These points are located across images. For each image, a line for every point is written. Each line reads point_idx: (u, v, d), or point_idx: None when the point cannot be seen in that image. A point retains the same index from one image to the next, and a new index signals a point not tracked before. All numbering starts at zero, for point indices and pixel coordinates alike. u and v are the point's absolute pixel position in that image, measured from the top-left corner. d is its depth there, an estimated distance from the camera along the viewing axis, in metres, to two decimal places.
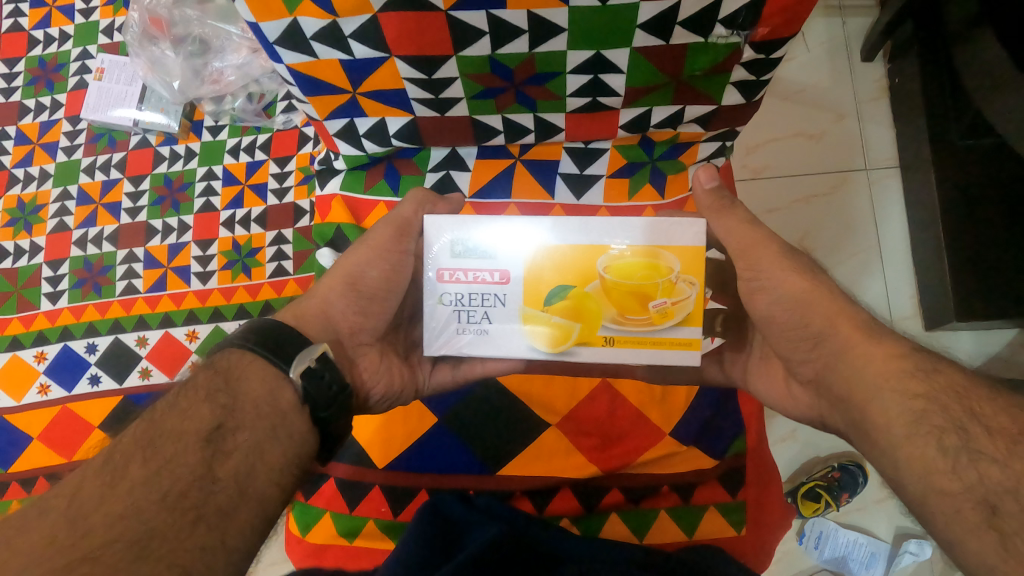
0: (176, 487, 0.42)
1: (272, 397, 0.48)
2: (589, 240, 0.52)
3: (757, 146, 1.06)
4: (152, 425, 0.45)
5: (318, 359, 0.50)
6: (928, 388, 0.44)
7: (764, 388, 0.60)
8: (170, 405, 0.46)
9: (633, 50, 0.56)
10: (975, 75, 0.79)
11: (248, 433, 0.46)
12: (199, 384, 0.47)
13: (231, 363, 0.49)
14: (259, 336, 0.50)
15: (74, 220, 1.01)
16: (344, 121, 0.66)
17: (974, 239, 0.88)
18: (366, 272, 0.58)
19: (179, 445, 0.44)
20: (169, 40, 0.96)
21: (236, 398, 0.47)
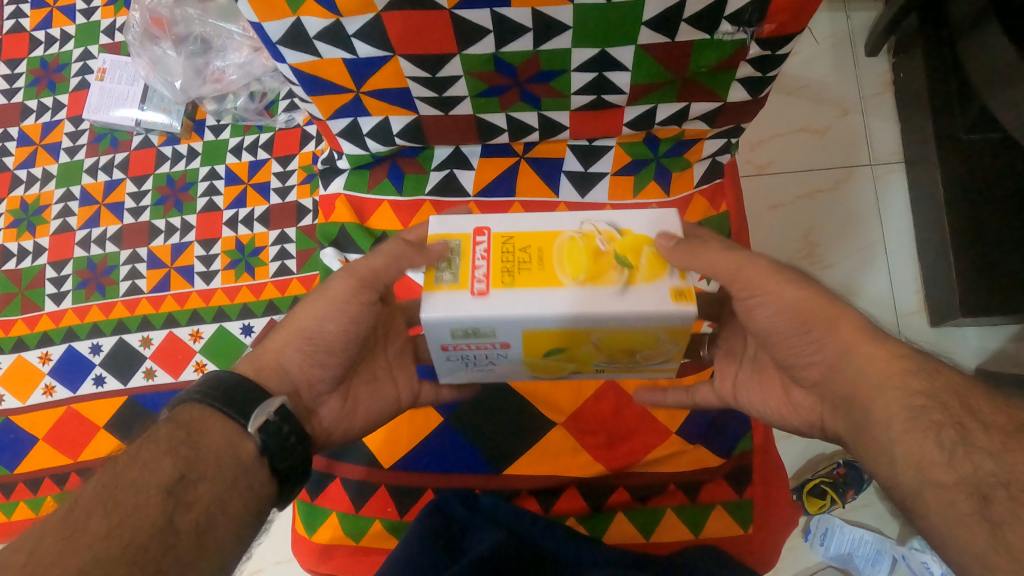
0: (136, 540, 0.41)
1: (234, 449, 0.48)
2: (586, 326, 0.50)
3: (760, 142, 1.06)
4: (114, 475, 0.44)
5: (275, 413, 0.50)
6: (930, 385, 0.44)
7: (760, 398, 0.59)
8: (130, 457, 0.45)
9: (638, 47, 0.55)
10: (979, 69, 0.78)
11: (210, 485, 0.46)
12: (162, 437, 0.47)
13: (193, 417, 0.48)
14: (220, 391, 0.49)
15: (77, 221, 1.01)
16: (347, 121, 0.66)
17: (978, 233, 0.88)
18: (323, 327, 0.56)
19: (140, 496, 0.43)
20: (170, 40, 0.96)
21: (198, 450, 0.47)
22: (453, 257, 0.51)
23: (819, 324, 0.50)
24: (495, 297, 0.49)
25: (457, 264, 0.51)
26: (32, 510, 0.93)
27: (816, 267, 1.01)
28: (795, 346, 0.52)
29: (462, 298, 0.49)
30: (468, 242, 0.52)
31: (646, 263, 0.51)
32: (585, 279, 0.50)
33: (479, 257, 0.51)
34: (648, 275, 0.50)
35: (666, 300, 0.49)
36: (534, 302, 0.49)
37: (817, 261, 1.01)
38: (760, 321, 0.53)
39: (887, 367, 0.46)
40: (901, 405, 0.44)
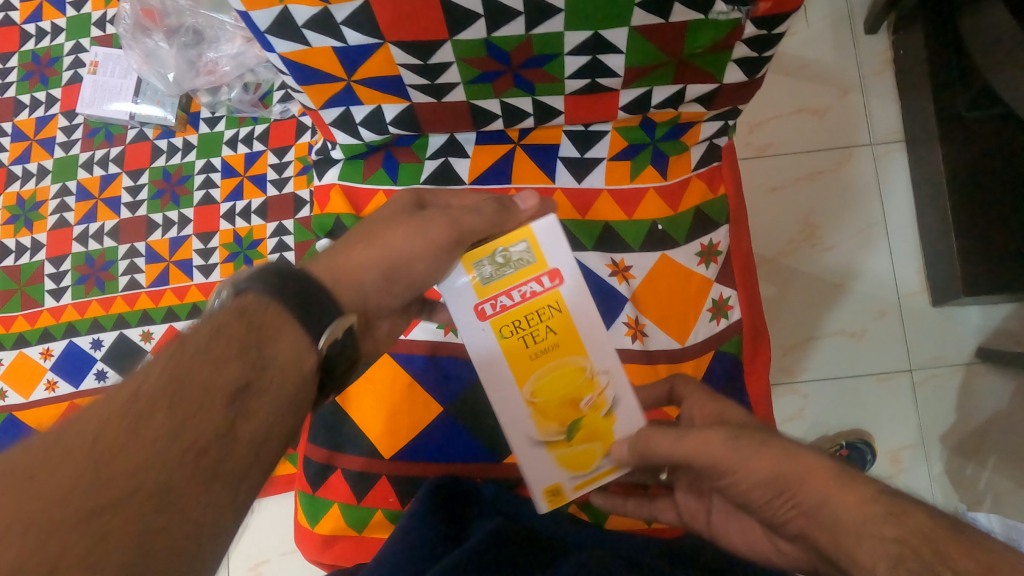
0: (198, 441, 0.37)
1: (299, 362, 0.43)
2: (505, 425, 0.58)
3: (760, 123, 1.05)
4: (181, 366, 0.39)
5: (342, 332, 0.46)
6: (902, 532, 0.39)
7: (739, 532, 0.57)
8: (198, 348, 0.40)
9: (631, 29, 0.54)
10: (981, 45, 0.77)
11: (271, 399, 0.41)
12: (232, 333, 0.41)
13: (263, 318, 0.43)
14: (296, 296, 0.44)
15: (74, 216, 1.01)
16: (339, 110, 0.65)
17: (980, 215, 0.87)
18: (412, 264, 0.54)
19: (206, 394, 0.38)
20: (162, 32, 0.94)
21: (267, 357, 0.42)
22: (512, 267, 0.54)
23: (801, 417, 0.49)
24: (483, 326, 0.54)
25: (506, 275, 0.54)
26: None
27: (816, 249, 1.01)
28: (765, 503, 0.46)
29: (469, 302, 0.54)
30: (537, 273, 0.55)
31: (580, 449, 0.56)
32: (535, 399, 0.55)
33: (520, 292, 0.54)
34: (566, 457, 0.56)
35: (548, 481, 0.56)
36: (493, 368, 0.54)
37: (817, 244, 1.01)
38: (735, 496, 0.47)
39: (861, 513, 0.41)
40: (878, 552, 0.39)
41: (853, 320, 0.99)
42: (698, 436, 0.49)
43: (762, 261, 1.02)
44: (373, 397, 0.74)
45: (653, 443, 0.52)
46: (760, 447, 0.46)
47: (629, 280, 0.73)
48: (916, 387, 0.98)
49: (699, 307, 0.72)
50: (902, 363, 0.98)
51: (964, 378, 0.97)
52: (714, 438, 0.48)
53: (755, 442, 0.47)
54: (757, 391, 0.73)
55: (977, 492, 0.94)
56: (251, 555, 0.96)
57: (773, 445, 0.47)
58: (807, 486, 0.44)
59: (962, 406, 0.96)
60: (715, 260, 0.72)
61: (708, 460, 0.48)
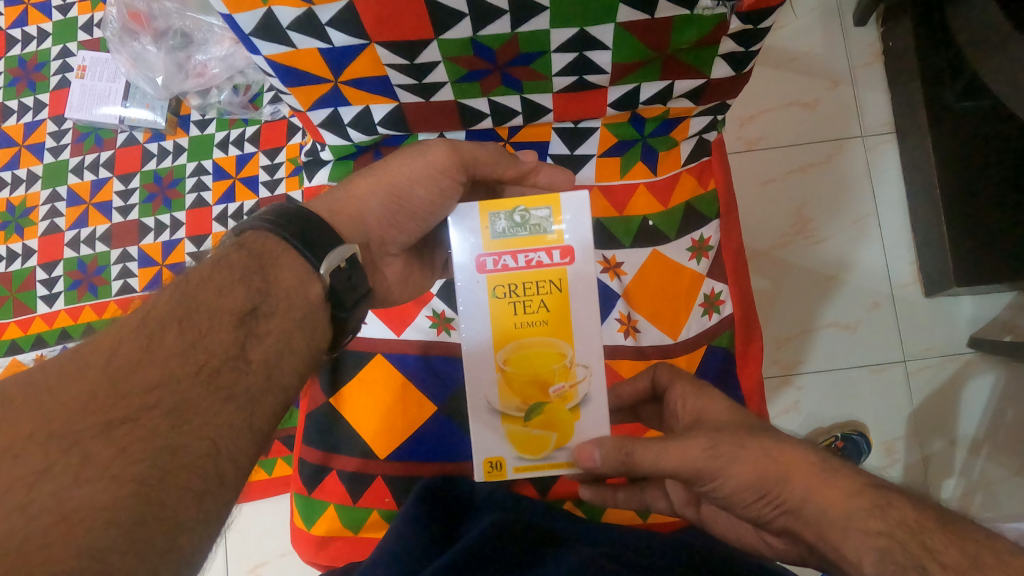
0: (210, 362, 0.43)
1: (303, 290, 0.48)
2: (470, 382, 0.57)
3: (751, 116, 1.05)
4: (186, 294, 0.44)
5: (346, 261, 0.50)
6: (887, 524, 0.43)
7: (732, 534, 0.59)
8: (205, 276, 0.46)
9: (617, 25, 0.55)
10: (969, 34, 0.77)
11: (278, 321, 0.47)
12: (234, 263, 0.47)
13: (266, 248, 0.48)
14: (297, 227, 0.49)
15: (65, 222, 1.00)
16: (327, 111, 0.65)
17: (971, 204, 0.87)
18: (413, 190, 0.58)
19: (214, 320, 0.44)
20: (150, 35, 0.93)
21: (270, 284, 0.47)
22: (524, 229, 0.54)
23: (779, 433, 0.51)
24: (479, 280, 0.54)
25: (519, 237, 0.54)
26: None
27: (809, 242, 1.01)
28: (750, 503, 0.48)
29: (475, 251, 0.54)
30: (548, 246, 0.54)
31: (534, 433, 0.56)
32: (507, 367, 0.55)
33: (525, 259, 0.54)
34: (517, 435, 0.56)
35: (493, 451, 0.56)
36: (476, 323, 0.55)
37: (810, 236, 1.01)
38: (720, 499, 0.49)
39: (845, 508, 0.45)
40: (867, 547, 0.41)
41: (847, 312, 1.00)
42: (679, 447, 0.50)
43: (756, 254, 1.02)
44: (366, 399, 0.75)
45: (636, 457, 0.51)
46: (739, 449, 0.48)
47: (621, 276, 0.75)
48: (911, 378, 0.98)
49: (691, 301, 0.73)
50: (897, 353, 0.99)
51: (959, 367, 0.97)
52: (694, 445, 0.49)
53: (732, 444, 0.49)
54: (750, 383, 0.73)
55: (971, 481, 0.94)
56: (250, 558, 0.96)
57: (753, 447, 0.49)
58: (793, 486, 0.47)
59: (956, 396, 0.97)
60: (707, 255, 0.73)
61: (695, 463, 0.49)
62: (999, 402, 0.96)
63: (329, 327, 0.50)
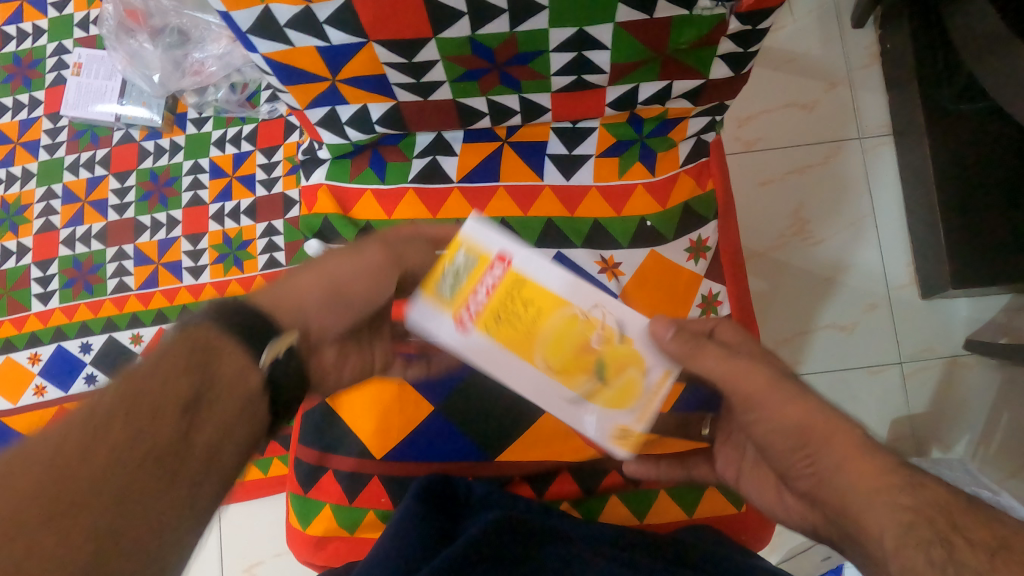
0: (153, 451, 0.39)
1: (244, 379, 0.45)
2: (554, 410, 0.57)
3: (749, 118, 1.05)
4: (125, 388, 0.41)
5: (287, 349, 0.47)
6: (917, 501, 0.41)
7: (757, 493, 0.57)
8: (146, 370, 0.42)
9: (616, 25, 0.55)
10: (965, 37, 0.77)
11: (222, 409, 0.43)
12: (175, 353, 0.43)
13: (205, 337, 0.45)
14: (232, 320, 0.46)
15: (60, 220, 1.00)
16: (325, 110, 0.65)
17: (967, 206, 0.87)
18: (354, 283, 0.55)
19: (155, 411, 0.40)
20: (147, 32, 0.92)
21: (211, 374, 0.44)
22: (461, 275, 0.55)
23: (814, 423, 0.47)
24: (475, 335, 0.54)
25: (464, 283, 0.55)
26: None
27: (807, 243, 1.01)
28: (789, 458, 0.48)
29: (447, 323, 0.55)
30: (487, 265, 0.55)
31: (619, 387, 0.55)
32: (555, 369, 0.54)
33: (484, 289, 0.55)
34: (610, 401, 0.55)
35: (612, 427, 0.55)
36: (513, 368, 0.55)
37: (807, 237, 1.01)
38: (758, 436, 0.50)
39: (878, 482, 0.43)
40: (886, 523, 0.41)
41: (843, 313, 1.00)
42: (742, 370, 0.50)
43: (753, 255, 1.02)
44: (363, 397, 0.73)
45: (700, 357, 0.52)
46: (798, 397, 0.48)
47: (618, 276, 0.72)
48: (907, 380, 0.98)
49: (689, 303, 0.72)
50: (893, 355, 0.99)
51: (955, 368, 0.98)
52: (754, 372, 0.50)
53: (793, 391, 0.49)
54: None
55: None
56: (245, 558, 0.96)
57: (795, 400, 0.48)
58: (829, 448, 0.46)
59: (952, 397, 0.97)
60: (705, 256, 0.72)
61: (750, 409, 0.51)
62: (995, 404, 0.96)
63: (270, 420, 0.47)
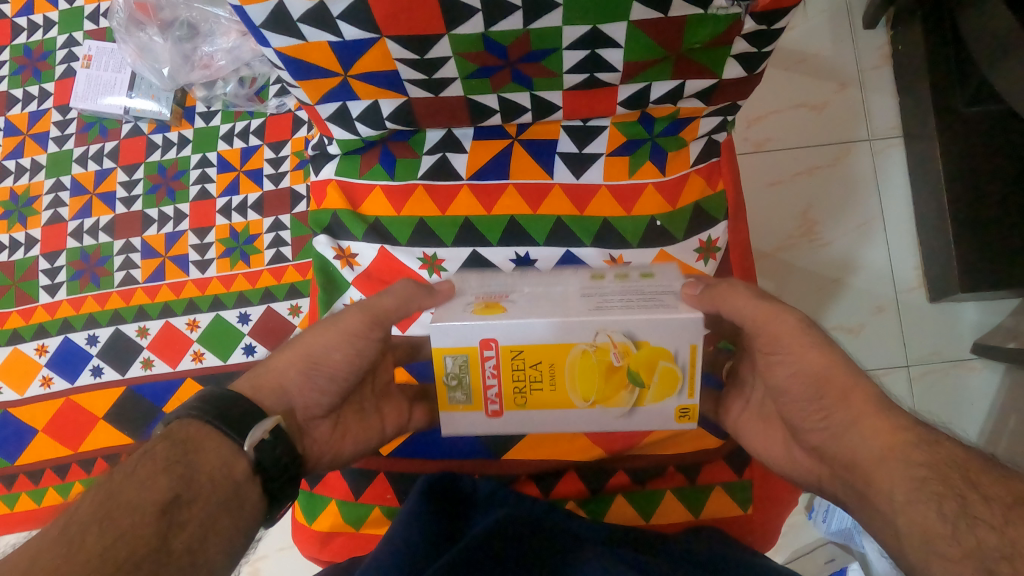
0: (132, 556, 0.40)
1: (228, 469, 0.47)
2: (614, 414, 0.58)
3: (758, 118, 1.04)
4: (108, 494, 0.43)
5: (270, 432, 0.50)
6: (932, 457, 0.43)
7: (762, 446, 0.58)
8: (127, 473, 0.45)
9: (630, 23, 0.54)
10: (979, 38, 0.77)
11: (203, 505, 0.45)
12: (158, 453, 0.46)
13: (190, 435, 0.48)
14: (215, 409, 0.49)
15: (69, 212, 1.00)
16: (336, 105, 0.64)
17: (978, 209, 0.87)
18: (330, 353, 0.56)
19: (137, 515, 0.42)
20: (156, 26, 0.93)
21: (194, 469, 0.46)
22: (464, 374, 0.55)
23: (833, 392, 0.49)
24: (509, 414, 0.56)
25: (469, 382, 0.55)
26: (35, 501, 0.94)
27: (815, 245, 1.01)
28: (804, 410, 0.51)
29: (478, 416, 0.57)
30: (477, 357, 0.54)
31: (656, 379, 0.54)
32: (595, 402, 0.55)
33: (490, 375, 0.55)
34: (655, 393, 0.55)
35: (669, 409, 0.56)
36: (563, 418, 0.56)
37: (815, 239, 1.01)
38: (780, 376, 0.52)
39: (890, 439, 0.45)
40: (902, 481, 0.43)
41: (851, 316, 0.99)
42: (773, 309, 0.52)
43: (761, 256, 1.01)
44: None
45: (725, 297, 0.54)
46: (824, 344, 0.51)
47: None
48: (913, 382, 0.98)
49: None
50: (900, 358, 0.98)
51: (962, 372, 0.97)
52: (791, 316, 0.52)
53: (821, 336, 0.51)
54: None
55: None
56: None
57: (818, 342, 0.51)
58: (844, 406, 0.48)
59: (958, 400, 0.97)
60: (714, 256, 0.72)
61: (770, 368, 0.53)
62: (1003, 407, 0.95)
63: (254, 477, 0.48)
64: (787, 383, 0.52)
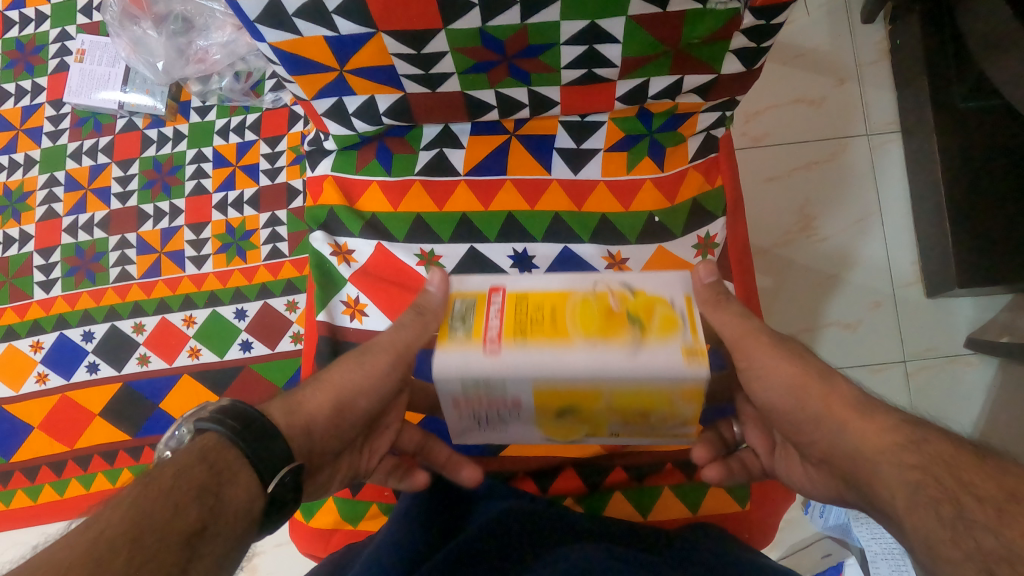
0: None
1: (249, 506, 0.44)
2: (594, 386, 0.52)
3: (756, 113, 1.04)
4: (138, 510, 0.38)
5: (291, 475, 0.47)
6: (922, 459, 0.42)
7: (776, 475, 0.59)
8: (162, 490, 0.40)
9: (628, 18, 0.54)
10: (978, 32, 0.76)
11: (223, 542, 0.42)
12: (194, 476, 0.42)
13: (225, 461, 0.45)
14: (255, 441, 0.46)
15: (63, 207, 0.99)
16: (332, 100, 0.64)
17: (976, 204, 0.87)
18: (356, 401, 0.58)
19: (164, 539, 0.38)
20: (150, 19, 0.93)
21: (223, 501, 0.43)
22: (469, 314, 0.55)
23: None
24: (505, 353, 0.52)
25: (472, 322, 0.54)
26: (31, 498, 0.93)
27: (812, 240, 1.01)
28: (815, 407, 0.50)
29: (474, 356, 0.52)
30: (484, 300, 0.56)
31: (654, 320, 0.53)
32: (596, 338, 0.52)
33: (494, 315, 0.55)
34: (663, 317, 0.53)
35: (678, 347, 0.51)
36: (552, 357, 0.51)
37: (812, 234, 1.01)
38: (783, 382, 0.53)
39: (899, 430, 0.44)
40: (901, 479, 0.43)
41: (848, 311, 0.99)
42: None
43: (758, 251, 1.02)
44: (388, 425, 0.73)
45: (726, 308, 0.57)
46: None
47: (626, 272, 0.70)
48: (910, 378, 0.98)
49: None
50: (897, 354, 0.98)
51: (959, 367, 0.97)
52: None
53: None
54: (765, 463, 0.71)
55: None
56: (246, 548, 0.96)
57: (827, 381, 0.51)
58: None
59: (955, 395, 0.97)
60: (713, 252, 0.71)
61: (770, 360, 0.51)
62: (1000, 403, 0.95)
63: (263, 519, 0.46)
64: (766, 400, 0.55)
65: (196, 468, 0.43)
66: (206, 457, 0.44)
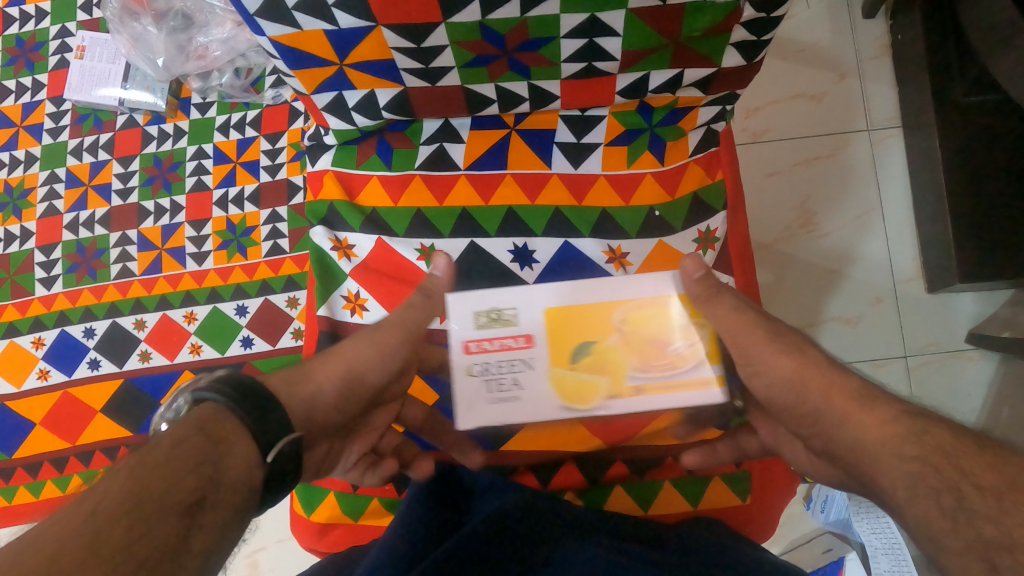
0: (154, 555, 0.36)
1: (248, 477, 0.45)
2: (602, 298, 0.58)
3: (756, 109, 1.04)
4: (136, 481, 0.38)
5: (290, 446, 0.48)
6: (922, 450, 0.42)
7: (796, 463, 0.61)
8: (160, 461, 0.40)
9: (628, 11, 0.54)
10: (979, 26, 0.76)
11: (223, 511, 0.42)
12: (191, 447, 0.42)
13: (222, 430, 0.45)
14: (253, 410, 0.47)
15: (64, 204, 0.99)
16: (332, 95, 0.64)
17: (977, 199, 0.86)
18: (362, 375, 0.60)
19: (162, 509, 0.38)
20: (150, 16, 0.92)
21: (221, 471, 0.43)
22: None
23: None
24: None
25: None
26: (33, 494, 0.93)
27: (813, 236, 1.01)
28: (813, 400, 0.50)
29: None
30: None
31: None
32: None
33: None
34: None
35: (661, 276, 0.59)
36: None
37: (813, 229, 1.01)
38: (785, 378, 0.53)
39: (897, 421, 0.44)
40: (900, 472, 0.43)
41: (848, 306, 0.99)
42: None
43: (759, 247, 1.02)
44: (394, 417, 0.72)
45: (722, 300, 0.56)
46: None
47: (626, 266, 0.70)
48: (911, 372, 0.98)
49: None
50: (898, 349, 0.98)
51: (960, 362, 0.97)
52: None
53: None
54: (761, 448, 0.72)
55: None
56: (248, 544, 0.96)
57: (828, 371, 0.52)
58: None
59: (957, 389, 0.97)
60: (713, 247, 0.70)
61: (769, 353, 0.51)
62: (1001, 398, 0.95)
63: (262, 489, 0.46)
64: (768, 394, 0.56)
65: (193, 438, 0.43)
66: (204, 426, 0.45)
